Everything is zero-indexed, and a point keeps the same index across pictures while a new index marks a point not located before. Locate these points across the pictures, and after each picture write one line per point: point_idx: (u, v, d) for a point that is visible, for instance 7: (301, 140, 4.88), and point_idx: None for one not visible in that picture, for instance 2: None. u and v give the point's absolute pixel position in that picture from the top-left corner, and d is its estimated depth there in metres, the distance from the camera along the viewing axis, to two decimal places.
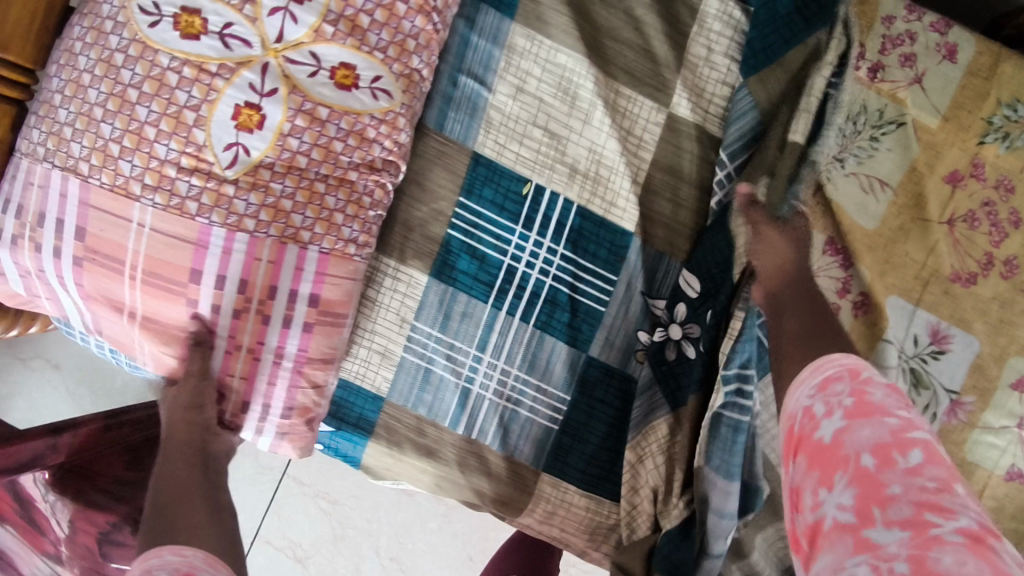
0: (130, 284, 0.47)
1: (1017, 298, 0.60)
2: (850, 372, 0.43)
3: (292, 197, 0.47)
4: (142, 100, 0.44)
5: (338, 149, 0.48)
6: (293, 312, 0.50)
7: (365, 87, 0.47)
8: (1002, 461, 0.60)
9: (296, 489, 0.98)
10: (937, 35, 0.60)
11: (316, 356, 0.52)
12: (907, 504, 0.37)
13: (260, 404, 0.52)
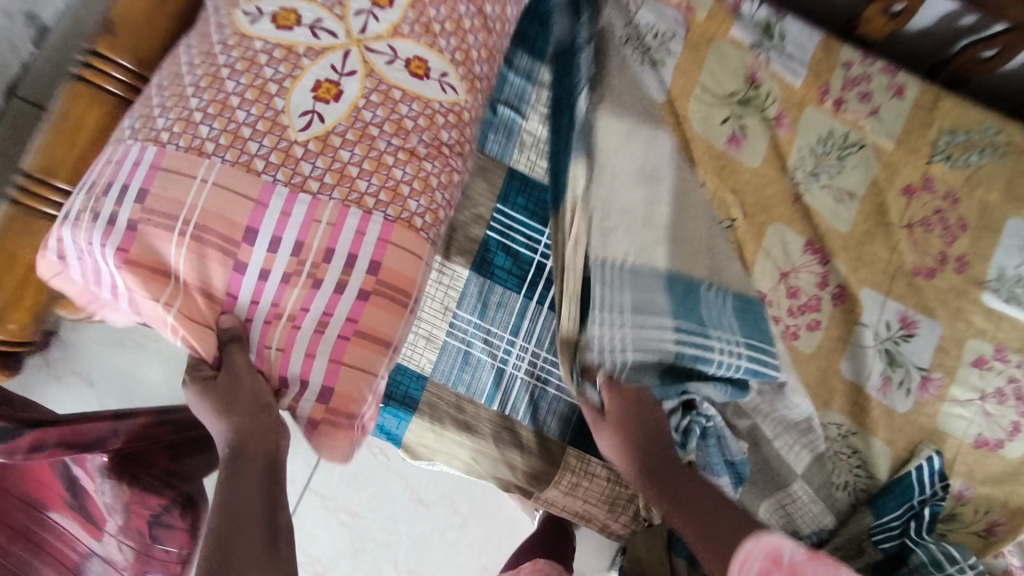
0: (177, 241, 0.52)
1: (969, 288, 0.71)
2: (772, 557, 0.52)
3: (359, 164, 0.55)
4: (243, 105, 0.54)
5: (409, 125, 0.57)
6: (350, 277, 0.56)
7: (435, 78, 0.59)
8: (971, 431, 0.69)
9: (317, 502, 0.99)
10: (887, 78, 0.72)
11: (366, 326, 0.56)
12: None
13: (299, 378, 0.56)
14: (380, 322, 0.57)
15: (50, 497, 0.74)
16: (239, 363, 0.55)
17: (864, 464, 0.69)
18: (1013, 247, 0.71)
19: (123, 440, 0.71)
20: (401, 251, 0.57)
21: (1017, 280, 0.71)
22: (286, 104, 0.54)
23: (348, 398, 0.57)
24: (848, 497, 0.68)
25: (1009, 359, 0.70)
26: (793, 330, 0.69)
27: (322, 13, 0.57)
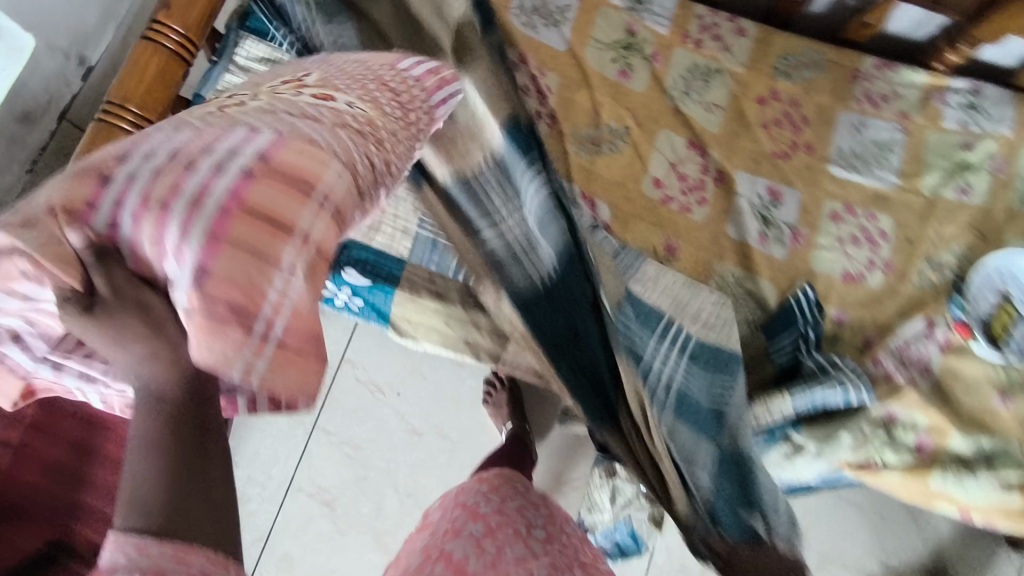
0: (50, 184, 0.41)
1: (817, 164, 0.93)
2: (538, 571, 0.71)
3: (254, 111, 0.46)
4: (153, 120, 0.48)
5: (313, 109, 0.48)
6: (228, 159, 0.41)
7: (343, 102, 0.52)
8: (837, 267, 0.90)
9: (324, 439, 1.16)
10: (731, 24, 0.97)
11: (257, 204, 0.40)
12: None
13: (173, 265, 0.39)
14: (272, 201, 0.41)
15: None
16: (119, 278, 0.39)
17: (757, 301, 0.90)
18: (846, 132, 0.94)
19: None
20: (300, 151, 0.43)
21: (854, 155, 0.93)
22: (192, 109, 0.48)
23: (238, 285, 0.40)
24: (749, 329, 0.89)
25: (857, 213, 0.92)
26: (686, 206, 0.91)
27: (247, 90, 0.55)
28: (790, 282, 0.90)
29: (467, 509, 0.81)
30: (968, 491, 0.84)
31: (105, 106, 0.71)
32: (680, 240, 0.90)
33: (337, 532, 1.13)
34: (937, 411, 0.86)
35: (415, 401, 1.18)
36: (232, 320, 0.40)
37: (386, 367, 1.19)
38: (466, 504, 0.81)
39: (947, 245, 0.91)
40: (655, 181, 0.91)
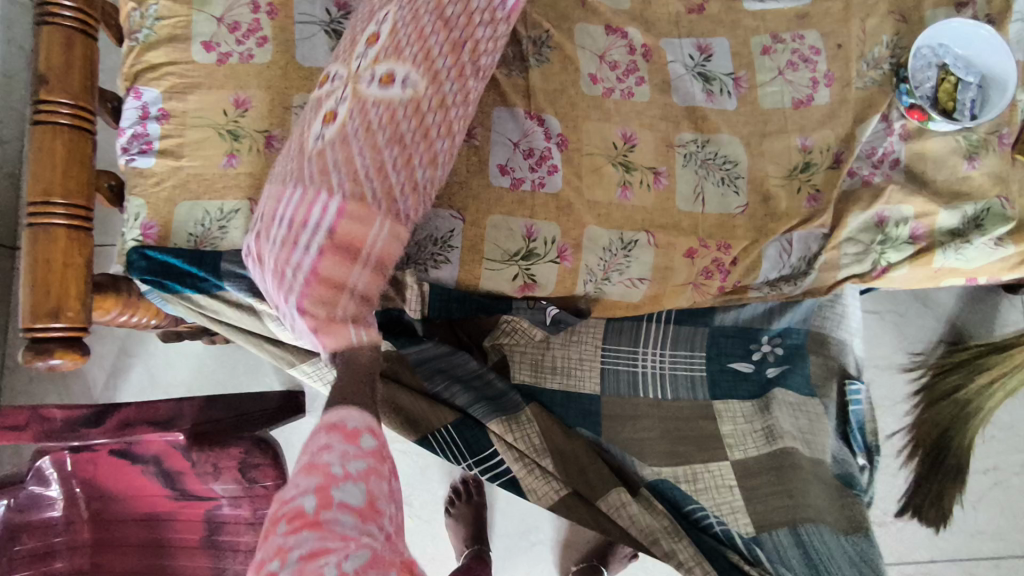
0: (286, 255, 0.60)
1: (730, 6, 0.94)
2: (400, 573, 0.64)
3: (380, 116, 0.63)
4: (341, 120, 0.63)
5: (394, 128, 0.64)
6: (315, 234, 0.60)
7: (399, 84, 0.64)
8: (786, 97, 0.92)
9: None
10: None
11: (345, 236, 0.61)
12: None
13: (294, 242, 0.60)
14: (351, 232, 0.61)
15: (159, 502, 0.89)
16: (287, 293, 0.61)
17: (723, 157, 0.91)
18: None
19: (191, 415, 0.84)
20: (353, 218, 0.61)
21: None
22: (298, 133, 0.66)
23: (349, 237, 0.61)
24: (727, 187, 0.91)
25: (785, 38, 0.93)
26: (627, 92, 0.91)
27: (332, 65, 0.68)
28: (748, 128, 0.92)
29: None
30: (967, 258, 0.89)
31: (28, 210, 0.68)
32: (634, 125, 0.91)
33: (422, 520, 1.16)
34: (919, 196, 0.90)
35: None
36: (347, 253, 0.61)
37: None
38: None
39: (874, 38, 0.93)
40: (591, 77, 0.90)
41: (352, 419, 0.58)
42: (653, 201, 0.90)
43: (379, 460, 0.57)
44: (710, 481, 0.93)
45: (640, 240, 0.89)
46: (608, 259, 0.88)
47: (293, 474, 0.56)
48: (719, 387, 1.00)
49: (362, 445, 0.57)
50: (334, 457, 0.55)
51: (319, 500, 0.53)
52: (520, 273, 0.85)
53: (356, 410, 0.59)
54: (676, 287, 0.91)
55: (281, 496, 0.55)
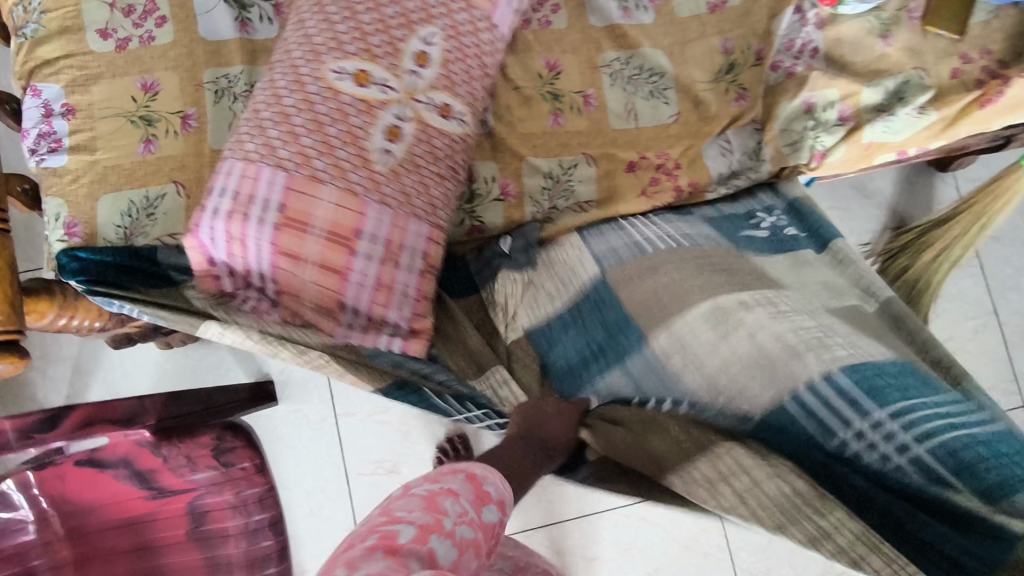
0: (358, 264, 0.70)
1: None
2: (445, 496, 0.60)
3: (446, 147, 0.76)
4: (418, 143, 0.74)
5: (440, 153, 0.76)
6: (413, 261, 0.74)
7: (457, 116, 0.77)
8: (699, 4, 0.93)
9: (351, 420, 1.17)
10: None
11: (436, 262, 0.76)
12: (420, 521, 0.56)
13: (383, 258, 0.72)
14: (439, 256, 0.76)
15: (137, 504, 0.84)
16: (369, 306, 0.72)
17: (648, 70, 0.92)
18: None
19: (153, 410, 0.86)
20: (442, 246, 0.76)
21: None
22: (367, 138, 0.71)
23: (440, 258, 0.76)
24: (657, 99, 0.91)
25: None
26: (545, 21, 0.92)
27: (385, 71, 0.73)
28: (668, 39, 0.92)
29: (465, 493, 0.62)
30: (895, 130, 0.91)
31: None
32: (557, 52, 0.91)
33: None
34: (841, 79, 0.91)
35: None
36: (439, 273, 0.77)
37: None
38: (472, 487, 0.63)
39: None
40: None
41: (492, 487, 0.65)
42: (587, 123, 0.90)
43: (489, 539, 0.60)
44: (795, 305, 0.70)
45: (579, 162, 0.89)
46: (551, 186, 0.88)
47: (413, 505, 0.58)
48: (746, 245, 0.84)
49: (490, 517, 0.62)
50: (461, 510, 0.59)
51: (418, 534, 0.54)
52: (467, 218, 0.86)
53: (501, 481, 0.67)
54: (627, 204, 0.89)
55: (392, 523, 0.55)
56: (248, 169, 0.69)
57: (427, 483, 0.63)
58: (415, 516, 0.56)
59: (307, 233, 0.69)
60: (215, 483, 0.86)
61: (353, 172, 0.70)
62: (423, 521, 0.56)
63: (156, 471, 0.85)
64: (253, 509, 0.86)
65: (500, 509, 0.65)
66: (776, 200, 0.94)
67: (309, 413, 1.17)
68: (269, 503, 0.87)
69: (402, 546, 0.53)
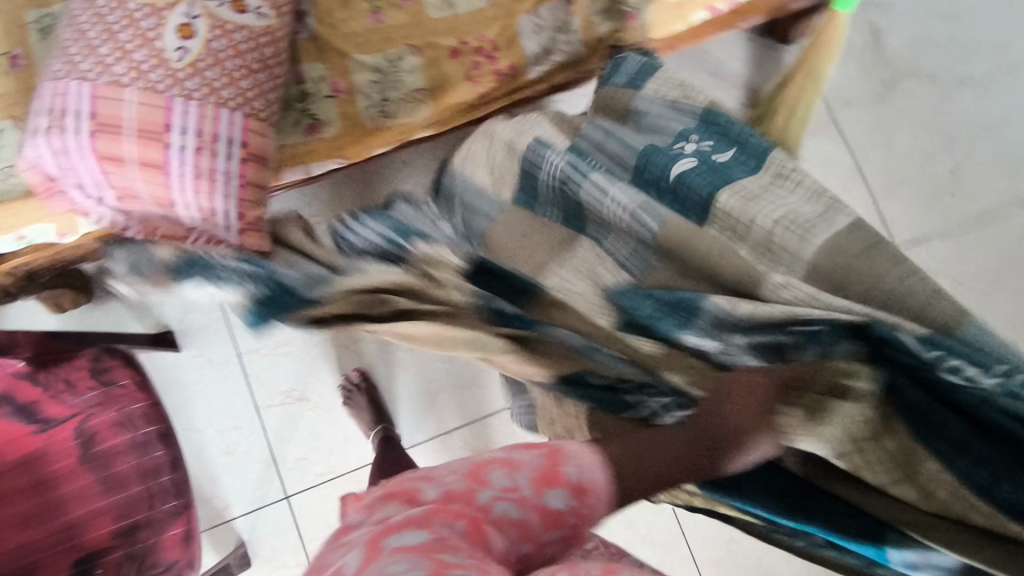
0: (172, 158, 0.74)
1: None
2: (498, 463, 0.53)
3: (246, 42, 0.76)
4: (213, 38, 0.74)
5: (241, 47, 0.75)
6: (229, 149, 0.76)
7: (253, 9, 0.76)
8: None
9: (254, 356, 1.20)
10: None
11: (255, 148, 0.78)
12: (450, 487, 0.51)
13: (194, 152, 0.75)
14: (259, 143, 0.78)
15: (24, 439, 0.89)
16: (194, 197, 0.77)
17: None
18: None
19: (28, 339, 0.87)
20: (261, 134, 0.78)
21: None
22: (160, 43, 0.72)
23: (261, 145, 0.78)
24: None
25: None
26: None
27: None
28: None
29: (531, 467, 0.53)
30: None
31: None
32: None
33: (322, 412, 1.20)
34: None
35: None
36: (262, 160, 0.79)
37: None
38: (549, 463, 0.53)
39: None
40: None
41: (573, 469, 0.54)
42: (406, 16, 0.92)
43: (544, 526, 0.51)
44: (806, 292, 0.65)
45: (404, 54, 0.92)
46: (382, 79, 0.92)
47: (456, 468, 0.53)
48: (694, 210, 0.81)
49: (552, 499, 0.52)
50: (507, 484, 0.52)
51: (446, 494, 0.51)
52: (302, 117, 0.89)
53: (588, 457, 0.55)
54: (457, 88, 0.95)
55: (422, 483, 0.52)
56: (58, 86, 0.73)
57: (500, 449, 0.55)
58: (453, 476, 0.52)
59: (121, 135, 0.73)
60: (96, 409, 0.88)
61: (152, 74, 0.72)
62: (452, 494, 0.50)
63: (33, 402, 0.87)
64: (139, 422, 0.89)
65: (576, 495, 0.53)
66: (689, 121, 0.89)
67: (212, 355, 1.20)
68: (156, 416, 0.90)
69: (421, 502, 0.50)
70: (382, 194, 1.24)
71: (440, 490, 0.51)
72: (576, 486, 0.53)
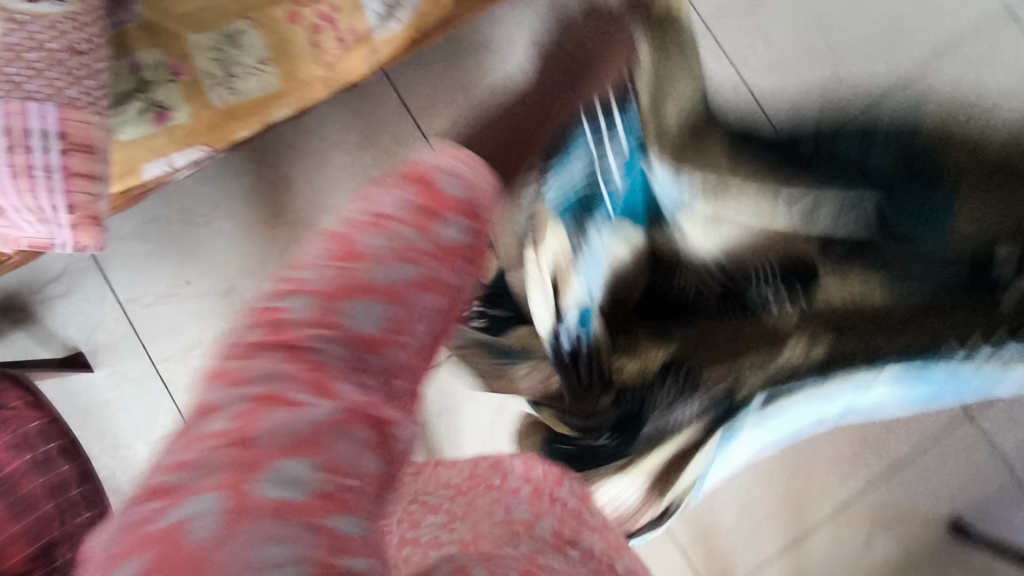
0: None
1: None
2: (358, 245, 0.53)
3: (43, 32, 0.74)
4: (7, 33, 0.73)
5: (41, 38, 0.74)
6: (47, 142, 0.74)
7: None
8: None
9: (170, 361, 1.18)
10: None
11: (77, 138, 0.76)
12: (309, 296, 0.50)
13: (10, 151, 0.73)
14: (81, 132, 0.77)
15: None
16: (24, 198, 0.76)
17: None
18: None
19: None
20: (79, 123, 0.77)
21: None
22: None
23: (83, 133, 0.77)
24: None
25: None
26: None
27: None
28: None
29: (401, 221, 0.56)
30: None
31: None
32: None
33: None
34: None
35: (204, 274, 1.20)
36: (88, 149, 0.78)
37: (151, 276, 1.19)
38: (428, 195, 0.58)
39: None
40: None
41: (447, 183, 0.60)
42: None
43: (446, 261, 0.56)
44: None
45: (242, 28, 0.90)
46: (222, 57, 0.90)
47: (318, 253, 0.53)
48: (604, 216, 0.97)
49: (431, 242, 0.56)
50: (377, 243, 0.54)
51: (324, 298, 0.50)
52: (147, 106, 0.87)
53: (452, 170, 0.62)
54: (300, 54, 0.93)
55: (274, 302, 0.49)
56: None
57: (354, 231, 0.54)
58: (323, 272, 0.52)
59: None
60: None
61: None
62: (320, 295, 0.50)
63: None
64: (37, 441, 0.88)
65: (447, 245, 0.56)
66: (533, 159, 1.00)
67: (127, 369, 1.18)
68: (53, 432, 0.90)
69: (292, 320, 0.48)
70: (270, 178, 1.22)
71: (311, 303, 0.49)
72: (441, 207, 0.58)
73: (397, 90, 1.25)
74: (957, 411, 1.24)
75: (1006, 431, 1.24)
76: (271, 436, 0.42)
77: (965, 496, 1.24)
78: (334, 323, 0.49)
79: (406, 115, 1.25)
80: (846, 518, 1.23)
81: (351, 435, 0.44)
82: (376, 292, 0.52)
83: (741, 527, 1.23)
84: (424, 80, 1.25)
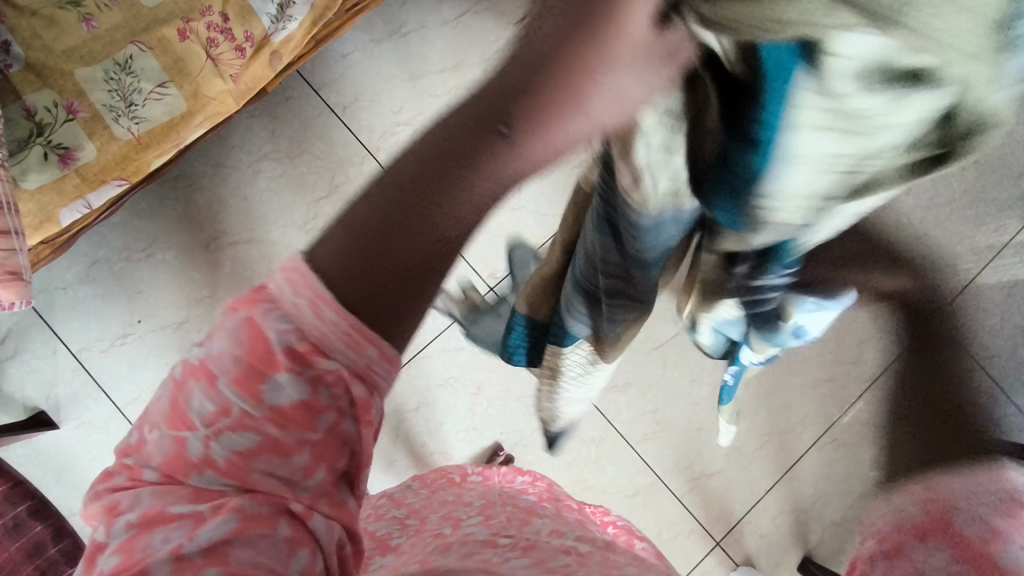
0: None
1: None
2: (191, 376, 0.32)
3: None
4: None
5: None
6: None
7: None
8: None
9: (134, 405, 1.16)
10: None
11: None
12: (149, 458, 0.32)
13: None
14: None
15: None
16: None
17: None
18: None
19: None
20: None
21: None
22: None
23: None
24: None
25: None
26: None
27: None
28: None
29: (235, 371, 0.32)
30: None
31: None
32: None
33: None
34: None
35: (153, 311, 1.17)
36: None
37: (100, 322, 1.16)
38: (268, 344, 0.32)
39: None
40: None
41: (275, 320, 0.32)
42: (120, 14, 0.88)
43: (304, 423, 0.32)
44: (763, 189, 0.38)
45: (134, 52, 0.88)
46: (117, 86, 0.87)
47: (152, 402, 0.33)
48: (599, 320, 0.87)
49: (266, 400, 0.32)
50: (207, 411, 0.32)
51: (169, 473, 0.32)
52: (48, 150, 0.84)
53: (275, 274, 0.33)
54: (199, 71, 0.91)
55: (122, 458, 0.34)
56: None
57: (196, 383, 0.32)
58: (157, 444, 0.32)
59: None
60: None
61: None
62: (167, 462, 0.32)
63: None
64: (4, 507, 0.87)
65: (317, 382, 0.32)
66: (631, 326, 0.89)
67: (92, 420, 1.15)
68: (18, 495, 0.89)
69: (139, 491, 0.32)
70: (204, 205, 1.19)
71: (150, 466, 0.32)
72: (297, 349, 0.32)
73: (319, 93, 1.22)
74: (921, 316, 1.26)
75: (968, 330, 1.26)
76: (190, 551, 0.31)
77: (941, 399, 1.25)
78: (190, 488, 0.32)
79: (331, 115, 1.22)
80: (830, 440, 1.25)
81: (258, 542, 0.32)
82: (222, 468, 0.32)
83: (731, 468, 1.24)
84: (343, 77, 1.22)
